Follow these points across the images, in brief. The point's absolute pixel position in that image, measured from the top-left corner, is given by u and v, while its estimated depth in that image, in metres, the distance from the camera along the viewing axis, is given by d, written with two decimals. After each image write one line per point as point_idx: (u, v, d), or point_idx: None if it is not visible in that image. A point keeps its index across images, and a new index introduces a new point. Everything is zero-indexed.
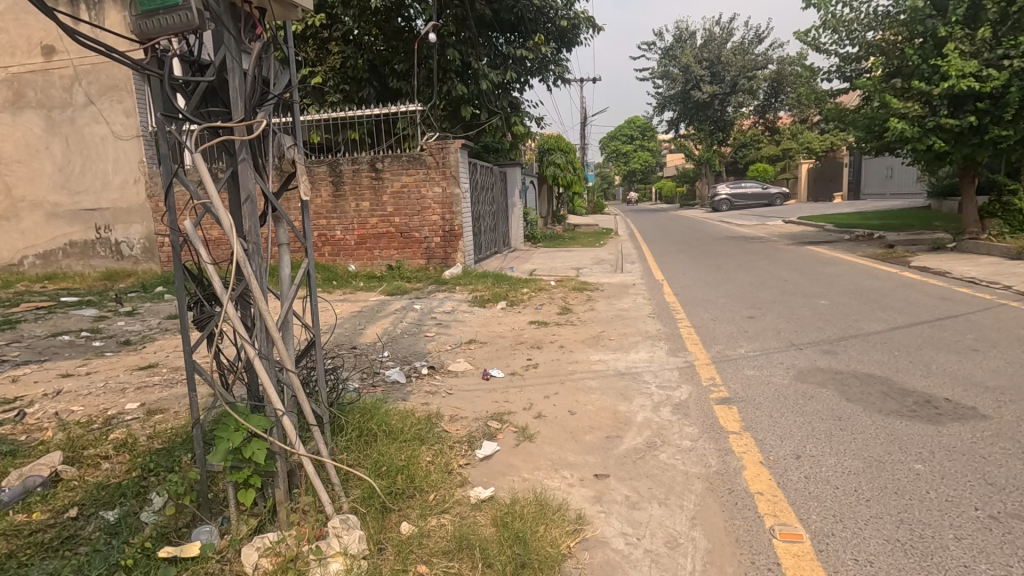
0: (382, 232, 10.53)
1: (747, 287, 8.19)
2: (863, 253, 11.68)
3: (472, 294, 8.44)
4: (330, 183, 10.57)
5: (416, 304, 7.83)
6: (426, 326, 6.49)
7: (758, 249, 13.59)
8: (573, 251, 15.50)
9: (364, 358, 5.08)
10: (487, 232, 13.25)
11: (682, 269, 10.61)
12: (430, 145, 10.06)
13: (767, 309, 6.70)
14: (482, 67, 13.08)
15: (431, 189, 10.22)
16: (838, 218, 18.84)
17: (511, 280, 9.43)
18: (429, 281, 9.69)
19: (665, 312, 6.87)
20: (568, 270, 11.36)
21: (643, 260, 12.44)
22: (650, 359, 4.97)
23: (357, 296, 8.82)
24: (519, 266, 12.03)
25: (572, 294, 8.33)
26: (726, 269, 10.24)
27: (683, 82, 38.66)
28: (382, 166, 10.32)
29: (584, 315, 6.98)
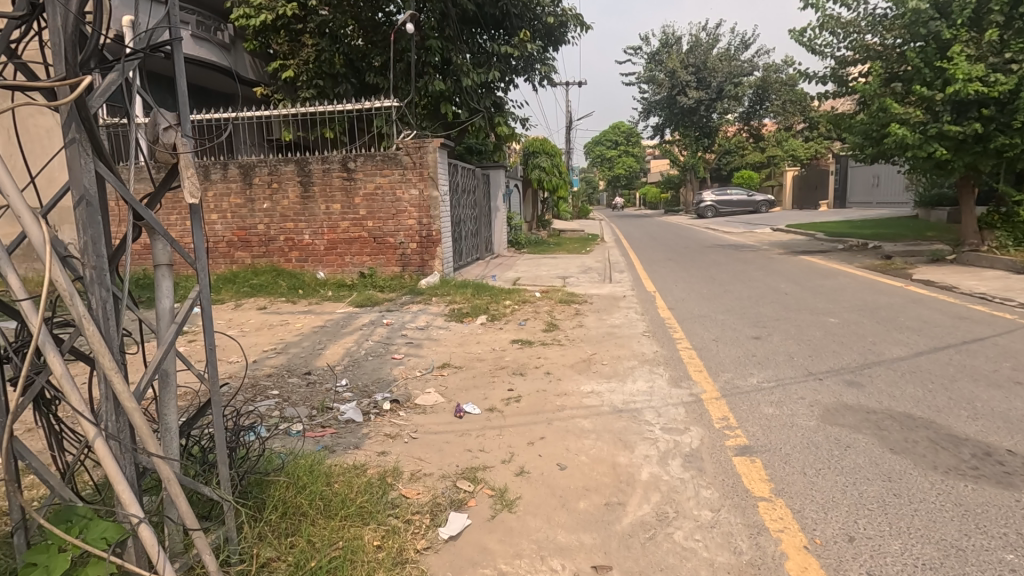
0: (355, 237, 9.76)
1: (747, 301, 7.60)
2: (860, 264, 11.20)
3: (450, 306, 7.72)
4: (299, 184, 9.77)
5: (388, 317, 7.10)
6: (395, 346, 5.75)
7: (751, 258, 13.07)
8: (559, 258, 14.84)
9: (317, 389, 4.33)
10: (469, 239, 12.54)
11: (675, 280, 10.00)
12: (406, 144, 9.32)
13: (773, 328, 6.08)
14: (463, 64, 12.50)
15: (407, 191, 9.47)
16: (828, 226, 18.47)
17: (492, 291, 8.72)
18: (404, 291, 8.94)
19: (661, 330, 6.23)
20: (553, 279, 10.70)
21: (632, 269, 11.81)
22: (650, 390, 4.31)
23: (323, 307, 8.03)
24: (502, 274, 11.34)
25: (558, 307, 7.65)
26: (721, 280, 9.67)
27: (669, 87, 38.35)
28: (354, 165, 9.55)
29: (572, 333, 6.31)
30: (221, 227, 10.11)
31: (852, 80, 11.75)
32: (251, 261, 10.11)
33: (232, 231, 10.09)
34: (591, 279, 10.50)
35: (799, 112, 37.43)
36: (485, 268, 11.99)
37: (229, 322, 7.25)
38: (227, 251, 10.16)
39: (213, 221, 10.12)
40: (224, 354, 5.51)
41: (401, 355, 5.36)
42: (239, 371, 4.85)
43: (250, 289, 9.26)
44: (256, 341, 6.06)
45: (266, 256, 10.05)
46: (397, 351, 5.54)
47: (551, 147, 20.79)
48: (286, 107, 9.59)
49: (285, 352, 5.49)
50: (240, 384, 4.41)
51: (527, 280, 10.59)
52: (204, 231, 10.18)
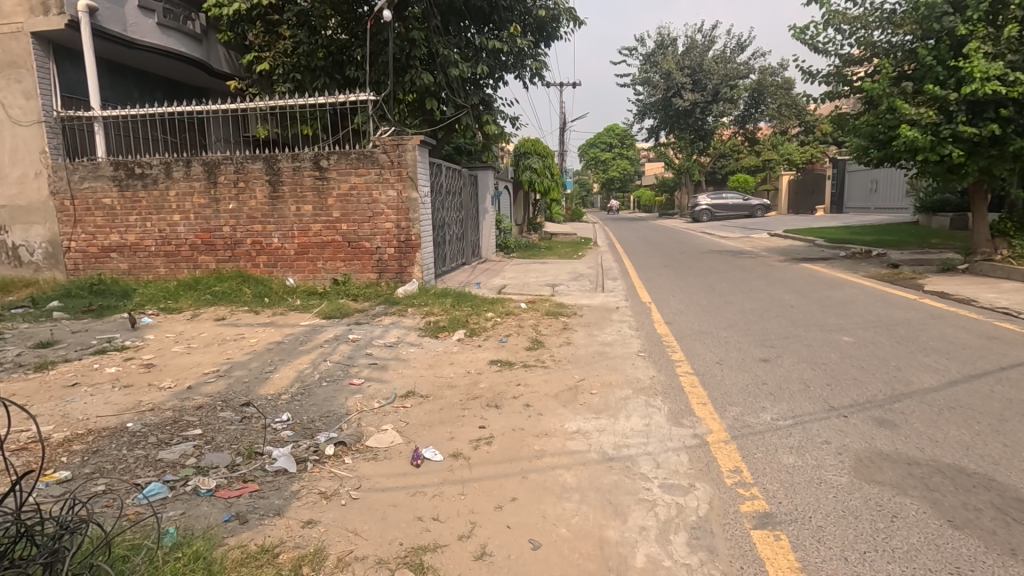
0: (327, 241, 9.06)
1: (750, 315, 6.97)
2: (866, 273, 10.62)
3: (425, 318, 7.04)
4: (267, 183, 9.07)
5: (355, 330, 6.42)
6: (355, 367, 5.07)
7: (749, 265, 12.46)
8: (549, 263, 14.19)
9: (250, 428, 3.64)
10: (453, 244, 11.86)
11: (671, 289, 9.36)
12: (383, 141, 8.65)
13: (782, 349, 5.45)
14: (451, 54, 11.79)
15: (384, 192, 8.79)
16: (828, 232, 17.91)
17: (473, 301, 8.06)
18: (378, 300, 8.25)
19: (657, 350, 5.58)
20: (542, 287, 10.06)
21: (625, 277, 11.17)
22: (646, 429, 3.65)
23: (287, 319, 7.33)
24: (487, 281, 10.68)
25: (544, 321, 6.99)
26: (720, 290, 9.05)
27: (664, 89, 37.74)
28: (327, 164, 8.87)
29: (558, 352, 5.65)
30: (184, 229, 9.39)
31: (856, 79, 11.22)
32: (215, 266, 9.40)
33: (196, 233, 9.37)
34: (581, 287, 9.85)
35: (795, 116, 37.09)
36: (470, 275, 11.32)
37: (179, 336, 6.54)
38: (190, 255, 9.44)
39: (175, 222, 9.40)
40: (158, 377, 4.81)
41: (360, 380, 4.68)
42: (167, 400, 4.15)
43: (212, 297, 8.55)
44: (200, 361, 5.35)
45: (232, 260, 9.34)
46: (357, 374, 4.85)
47: (543, 148, 20.14)
48: (255, 101, 8.89)
49: (227, 375, 4.79)
50: (160, 419, 3.71)
51: (514, 288, 9.93)
52: (165, 233, 9.46)
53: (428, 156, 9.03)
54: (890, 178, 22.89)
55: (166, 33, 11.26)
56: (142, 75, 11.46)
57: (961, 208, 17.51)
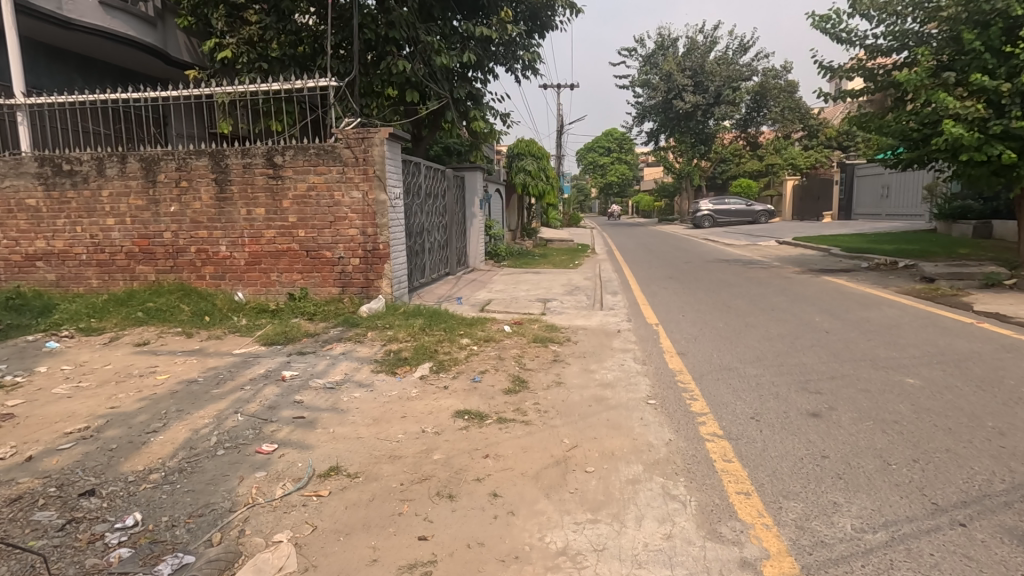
0: (283, 249, 7.84)
1: (779, 345, 5.75)
2: (898, 288, 9.43)
3: (386, 346, 5.80)
4: (214, 182, 7.83)
5: (293, 364, 5.17)
6: (273, 422, 3.81)
7: (763, 277, 11.24)
8: (542, 273, 12.97)
9: (68, 548, 2.40)
10: (435, 253, 10.64)
11: (679, 306, 8.14)
12: (346, 134, 7.45)
13: (833, 396, 4.24)
14: (433, 40, 10.68)
15: (347, 194, 7.57)
16: (842, 240, 16.73)
17: (449, 322, 6.84)
18: (337, 320, 6.99)
19: (672, 397, 4.35)
20: (531, 303, 8.83)
21: (626, 290, 9.96)
22: (668, 550, 2.42)
23: (221, 345, 6.07)
24: (470, 296, 9.45)
25: (530, 350, 5.75)
26: (735, 308, 7.86)
27: (664, 91, 36.62)
28: (282, 160, 7.66)
29: (544, 399, 4.41)
30: (119, 234, 8.15)
31: (884, 73, 10.10)
32: (155, 278, 8.15)
33: (133, 240, 8.13)
34: (577, 304, 8.62)
35: (799, 119, 36.14)
36: (452, 288, 10.08)
37: (78, 368, 5.26)
38: (127, 265, 8.19)
39: (109, 227, 8.15)
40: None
41: (272, 446, 3.42)
42: None
43: (144, 315, 7.29)
44: (74, 410, 4.07)
45: (174, 271, 8.10)
46: (272, 436, 3.59)
47: (538, 149, 18.82)
48: (206, 89, 7.65)
49: (94, 437, 3.54)
50: None
51: (500, 304, 8.71)
52: (98, 240, 8.21)
53: (398, 152, 7.79)
54: (903, 183, 21.82)
55: (111, 14, 9.89)
56: (87, 62, 10.41)
57: (984, 215, 16.38)
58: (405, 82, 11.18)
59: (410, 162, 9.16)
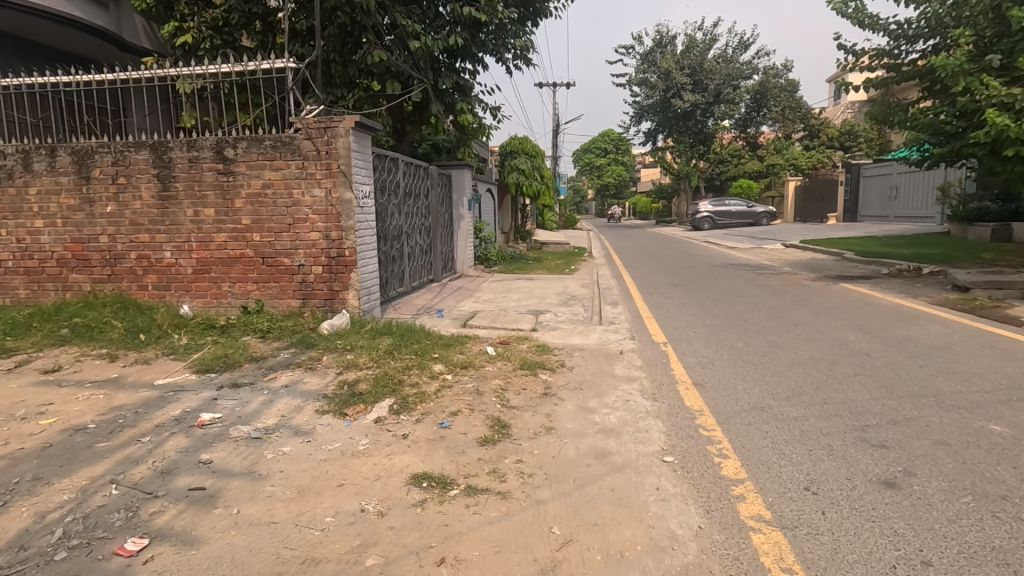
0: (235, 255, 6.81)
1: (815, 373, 4.78)
2: (929, 298, 8.48)
3: (341, 377, 4.78)
4: (155, 179, 6.80)
5: (221, 402, 4.15)
6: (158, 499, 2.80)
7: (776, 285, 10.28)
8: (535, 279, 11.97)
9: None
10: (416, 259, 9.65)
11: (689, 321, 7.16)
12: (306, 123, 6.43)
13: (903, 454, 3.27)
14: (411, 24, 9.78)
15: (308, 192, 6.57)
16: (853, 244, 15.81)
17: (423, 342, 5.84)
18: (292, 339, 5.98)
19: (695, 453, 3.37)
20: (521, 316, 7.84)
21: (627, 300, 8.98)
22: None
23: (145, 372, 5.05)
24: (453, 307, 8.45)
25: (515, 380, 4.75)
26: (752, 323, 6.90)
27: (662, 90, 35.63)
28: (233, 153, 6.63)
29: (530, 455, 3.42)
30: (49, 238, 7.11)
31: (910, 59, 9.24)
32: (90, 288, 7.12)
33: (65, 244, 7.10)
34: (573, 318, 7.63)
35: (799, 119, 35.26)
36: (433, 299, 9.07)
37: None
38: (58, 273, 7.16)
39: (38, 229, 7.12)
40: None
41: (139, 545, 2.42)
42: None
43: (69, 332, 6.26)
44: None
45: (111, 281, 7.07)
46: (147, 525, 2.58)
47: (532, 148, 17.81)
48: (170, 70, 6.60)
49: None
50: None
51: (486, 317, 7.73)
52: (26, 244, 7.17)
53: (367, 145, 6.81)
54: (913, 184, 20.93)
55: None
56: (30, 49, 9.49)
57: (1003, 217, 15.46)
58: (385, 71, 10.27)
59: (383, 156, 8.17)
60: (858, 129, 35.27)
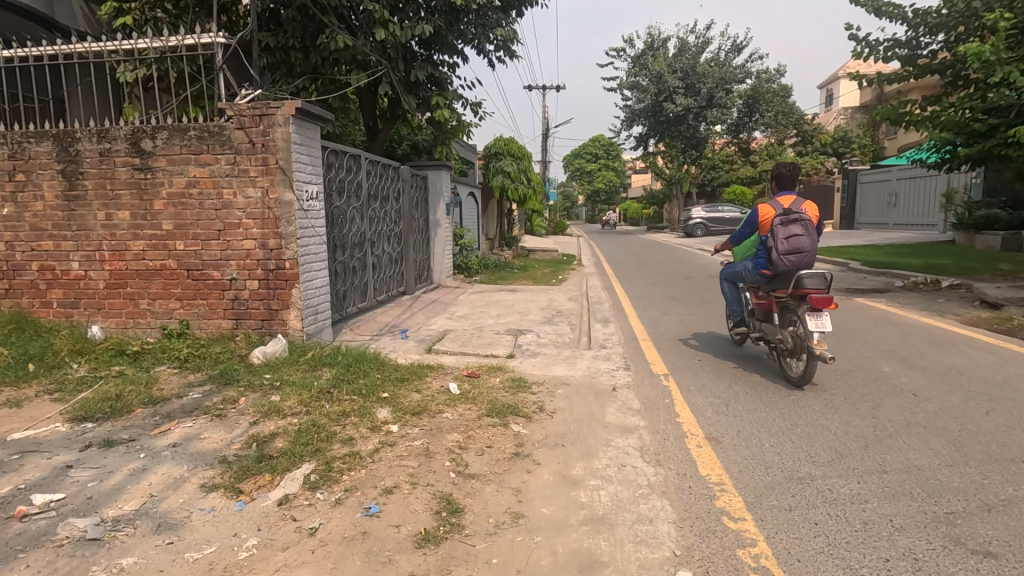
0: (155, 267, 5.71)
1: (861, 425, 3.78)
2: (957, 316, 7.57)
3: (254, 429, 3.70)
4: (60, 175, 5.70)
5: (73, 473, 3.06)
6: None
7: None
8: (518, 291, 10.95)
9: None
10: (383, 269, 8.62)
11: (693, 346, 6.14)
12: (238, 110, 5.36)
13: (1018, 568, 2.28)
14: (377, 8, 8.72)
15: (241, 191, 5.49)
16: (857, 253, 14.96)
17: (374, 376, 4.79)
18: (212, 371, 4.88)
19: (722, 566, 2.35)
20: (497, 336, 6.80)
21: (620, 318, 7.97)
22: None
23: (6, 419, 3.95)
24: (421, 326, 7.41)
25: (479, 433, 3.70)
26: (767, 349, 5.90)
27: (654, 94, 34.85)
28: (152, 146, 5.55)
29: (485, 567, 2.38)
30: None
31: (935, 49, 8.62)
32: None
33: None
34: (558, 339, 6.61)
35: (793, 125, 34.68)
36: (400, 315, 8.00)
37: None
38: None
39: None
40: None
41: None
42: None
43: None
44: None
45: (10, 296, 5.94)
46: None
47: (518, 150, 16.82)
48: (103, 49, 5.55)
49: None
50: None
51: (457, 337, 6.68)
52: None
53: (315, 137, 5.77)
54: (914, 190, 20.23)
55: None
56: None
57: (1013, 225, 14.70)
58: (352, 59, 9.24)
59: (341, 152, 7.15)
60: (852, 135, 34.78)
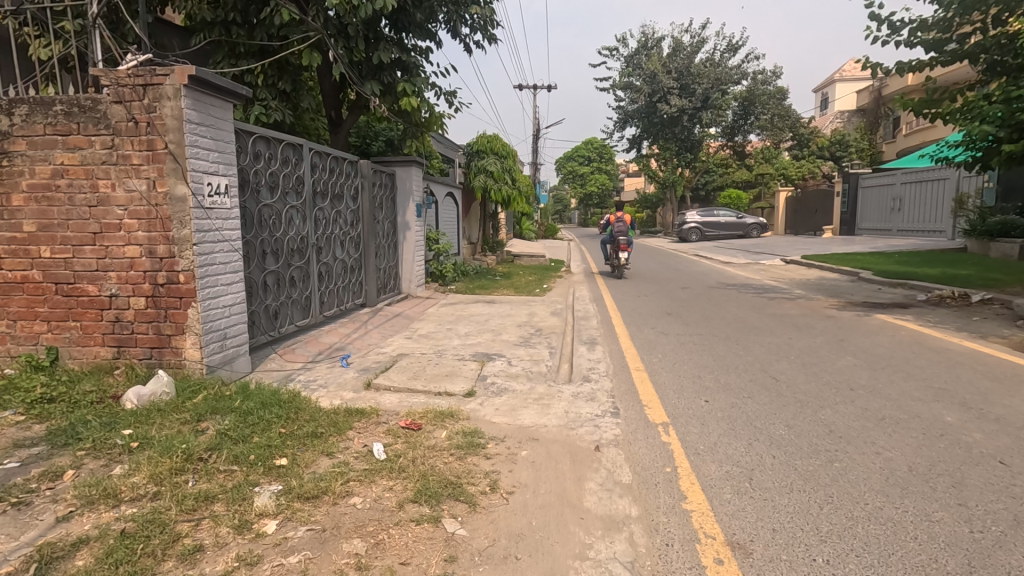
0: (15, 279, 4.47)
1: (950, 522, 2.62)
2: (1002, 339, 6.48)
3: (56, 532, 2.47)
4: None
5: None
6: None
7: (794, 315, 8.22)
8: (497, 302, 9.75)
9: None
10: (334, 278, 7.42)
11: (697, 380, 4.97)
12: (115, 77, 4.15)
13: None
14: None
15: (122, 183, 4.27)
16: (865, 261, 13.92)
17: (277, 430, 3.58)
18: (61, 421, 3.65)
19: None
20: (460, 363, 5.60)
21: (609, 339, 6.80)
22: None
23: None
24: (371, 350, 6.20)
25: (393, 538, 2.51)
26: (789, 386, 4.75)
27: (648, 94, 33.77)
28: (8, 124, 4.31)
29: None
30: None
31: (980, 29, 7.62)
32: None
33: None
34: (532, 370, 5.42)
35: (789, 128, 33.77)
36: (350, 335, 6.79)
37: None
38: None
39: None
40: None
41: None
42: None
43: None
44: None
45: None
46: None
47: (503, 147, 15.62)
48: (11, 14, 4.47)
49: None
50: None
51: (409, 365, 5.46)
52: None
53: (224, 116, 4.56)
54: (920, 195, 19.26)
55: None
56: None
57: None
58: (302, 35, 8.05)
59: (275, 140, 5.97)
60: (850, 138, 33.98)
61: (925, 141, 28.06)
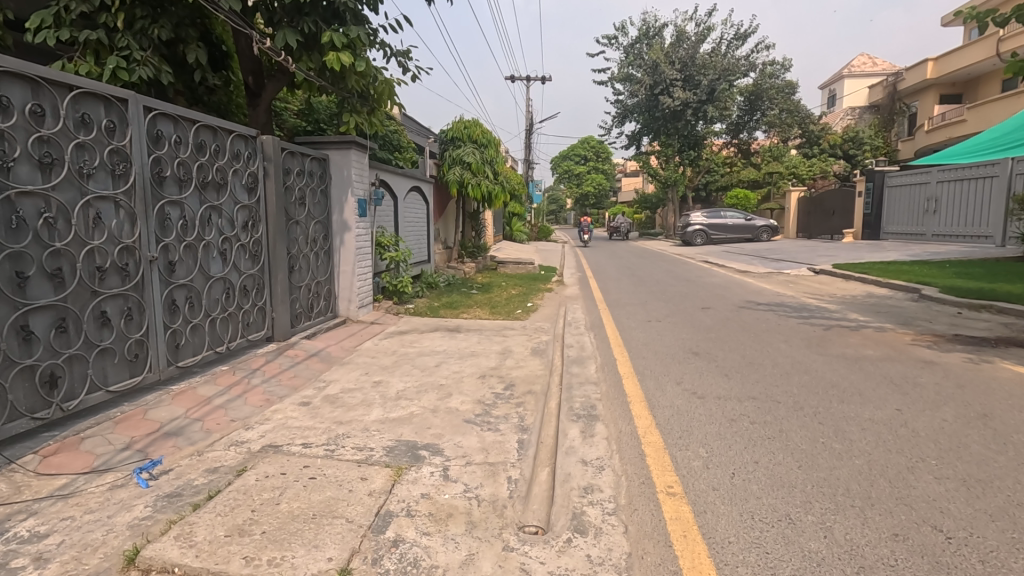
0: None
1: None
2: None
3: None
4: None
5: None
6: None
7: (874, 357, 5.81)
8: (464, 330, 7.31)
9: None
10: (206, 306, 4.99)
11: (792, 543, 2.54)
12: None
13: None
14: None
15: None
16: (919, 274, 11.53)
17: None
18: None
19: None
20: (354, 478, 3.15)
21: (615, 408, 4.36)
22: None
23: None
24: (222, 437, 3.74)
25: None
26: (990, 568, 2.33)
27: (649, 87, 31.47)
28: None
29: None
30: None
31: None
32: None
33: None
34: (479, 499, 2.97)
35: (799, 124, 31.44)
36: (210, 403, 4.32)
37: None
38: None
39: None
40: None
41: None
42: None
43: None
44: None
45: None
46: None
47: (483, 135, 13.17)
48: None
49: None
50: None
51: (258, 485, 3.01)
52: None
53: None
54: (962, 195, 16.96)
55: None
56: None
57: None
58: None
59: (58, 85, 3.55)
60: (865, 135, 31.67)
61: (952, 137, 25.80)
